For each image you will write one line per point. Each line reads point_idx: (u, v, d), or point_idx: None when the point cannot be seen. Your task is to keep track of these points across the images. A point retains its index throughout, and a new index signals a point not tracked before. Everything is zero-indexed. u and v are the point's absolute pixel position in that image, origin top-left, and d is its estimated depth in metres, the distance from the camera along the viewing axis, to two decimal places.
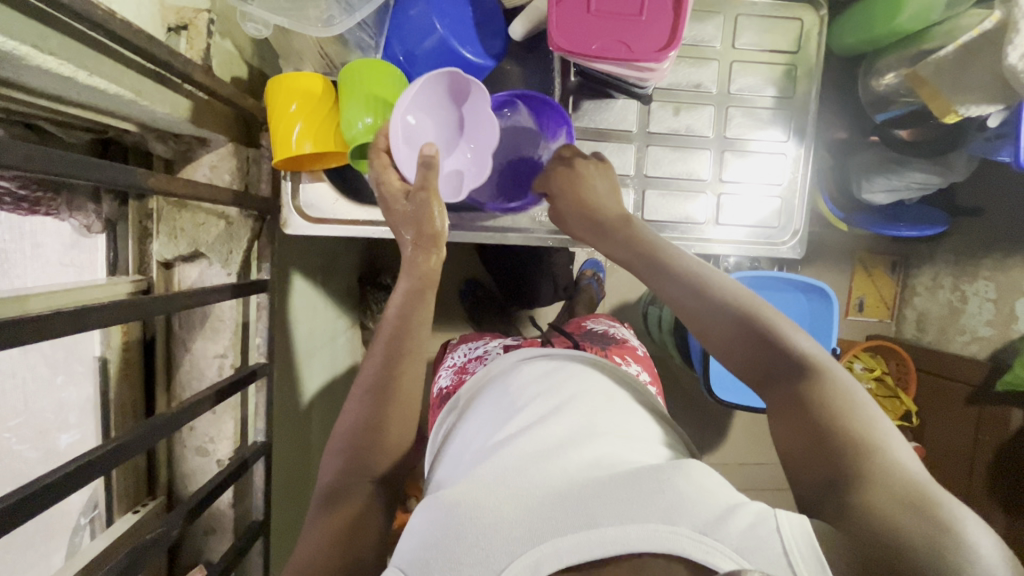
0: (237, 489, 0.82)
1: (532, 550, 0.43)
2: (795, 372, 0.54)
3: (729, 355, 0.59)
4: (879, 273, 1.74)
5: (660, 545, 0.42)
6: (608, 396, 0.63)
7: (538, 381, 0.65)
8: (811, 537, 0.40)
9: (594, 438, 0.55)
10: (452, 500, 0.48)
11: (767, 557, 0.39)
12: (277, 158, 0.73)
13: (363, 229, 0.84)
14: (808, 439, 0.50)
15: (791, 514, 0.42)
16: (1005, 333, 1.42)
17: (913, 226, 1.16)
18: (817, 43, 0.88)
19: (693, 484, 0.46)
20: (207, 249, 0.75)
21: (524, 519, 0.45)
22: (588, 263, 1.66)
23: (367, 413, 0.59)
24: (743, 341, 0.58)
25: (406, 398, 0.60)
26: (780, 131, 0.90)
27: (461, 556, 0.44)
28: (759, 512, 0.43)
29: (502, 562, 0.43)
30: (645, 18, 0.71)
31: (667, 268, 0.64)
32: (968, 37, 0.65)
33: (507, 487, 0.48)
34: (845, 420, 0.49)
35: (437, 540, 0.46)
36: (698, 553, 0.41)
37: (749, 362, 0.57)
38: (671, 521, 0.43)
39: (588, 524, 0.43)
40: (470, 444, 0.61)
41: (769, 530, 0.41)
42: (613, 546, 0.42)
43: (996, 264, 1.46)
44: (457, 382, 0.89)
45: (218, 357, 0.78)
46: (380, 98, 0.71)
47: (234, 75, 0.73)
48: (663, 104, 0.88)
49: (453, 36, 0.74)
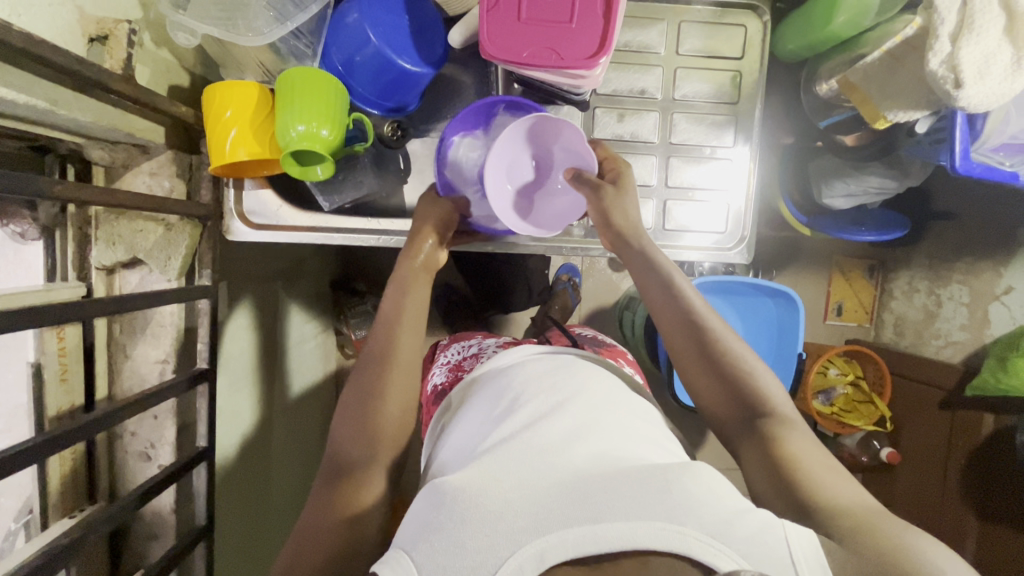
0: (179, 494, 0.83)
1: (537, 541, 0.46)
2: (766, 408, 0.64)
3: (708, 384, 0.68)
4: (857, 277, 1.72)
5: (667, 543, 0.44)
6: (611, 398, 0.66)
7: (543, 376, 0.68)
8: (817, 552, 0.47)
9: (592, 430, 0.59)
10: (454, 489, 0.51)
11: (771, 561, 0.45)
12: (213, 165, 0.74)
13: (305, 235, 0.85)
14: (771, 467, 0.60)
15: (800, 529, 0.48)
16: (979, 337, 1.42)
17: (875, 231, 1.14)
18: (760, 50, 0.89)
19: (700, 484, 0.50)
20: (146, 255, 0.76)
21: (529, 510, 0.48)
22: (564, 267, 1.65)
23: (360, 400, 0.63)
24: (720, 374, 0.67)
25: (402, 393, 0.65)
26: (726, 136, 0.91)
27: (465, 540, 0.46)
28: (769, 520, 0.48)
29: (508, 551, 0.45)
30: (575, 25, 0.71)
31: (663, 287, 0.72)
32: (892, 43, 0.66)
33: (516, 481, 0.51)
34: (806, 455, 0.59)
35: (438, 523, 0.48)
36: (705, 554, 0.44)
37: (721, 391, 0.67)
38: (677, 521, 0.46)
39: (594, 519, 0.46)
40: (464, 436, 0.65)
41: (778, 540, 0.46)
42: (619, 542, 0.45)
43: (969, 268, 1.45)
44: (452, 379, 0.89)
45: (159, 362, 0.79)
46: (315, 106, 0.71)
47: (173, 84, 0.75)
48: (608, 111, 0.89)
49: (388, 45, 0.75)
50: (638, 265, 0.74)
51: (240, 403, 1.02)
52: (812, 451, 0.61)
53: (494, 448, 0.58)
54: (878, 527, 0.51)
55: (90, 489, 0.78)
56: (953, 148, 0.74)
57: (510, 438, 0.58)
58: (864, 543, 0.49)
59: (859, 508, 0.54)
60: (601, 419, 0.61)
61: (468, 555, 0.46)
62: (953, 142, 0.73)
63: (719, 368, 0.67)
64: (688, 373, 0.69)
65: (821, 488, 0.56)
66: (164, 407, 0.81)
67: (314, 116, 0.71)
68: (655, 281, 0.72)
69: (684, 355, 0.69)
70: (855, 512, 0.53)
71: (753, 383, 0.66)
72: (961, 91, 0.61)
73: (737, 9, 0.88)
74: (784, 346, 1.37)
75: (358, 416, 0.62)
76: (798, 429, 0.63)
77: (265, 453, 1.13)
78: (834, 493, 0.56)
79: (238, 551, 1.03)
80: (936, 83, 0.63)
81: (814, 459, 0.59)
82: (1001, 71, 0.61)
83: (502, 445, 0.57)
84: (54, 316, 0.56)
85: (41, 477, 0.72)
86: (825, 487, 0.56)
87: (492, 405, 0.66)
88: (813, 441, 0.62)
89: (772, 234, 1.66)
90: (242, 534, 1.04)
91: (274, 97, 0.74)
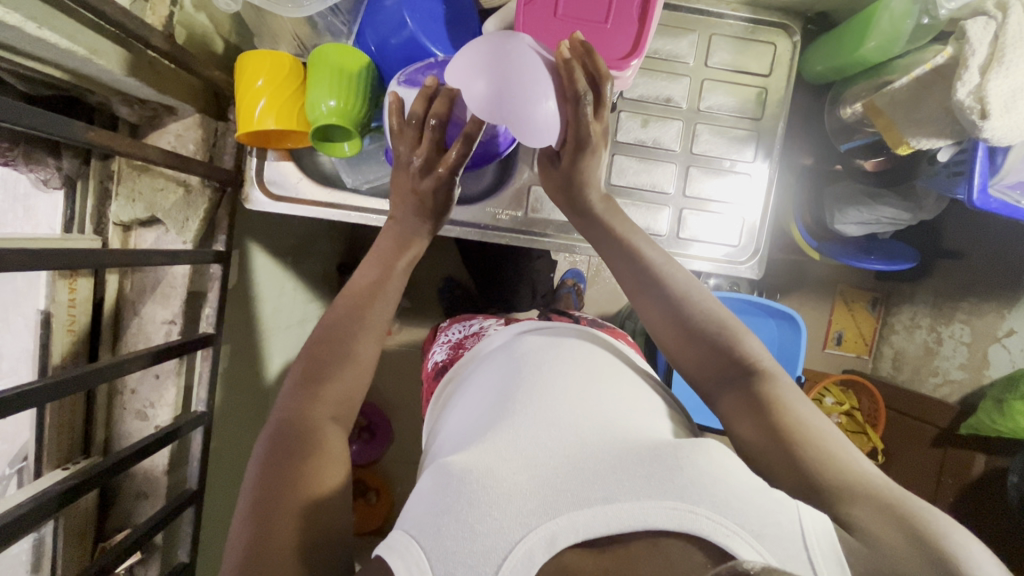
0: (173, 456, 0.82)
1: (547, 524, 0.45)
2: (748, 379, 0.61)
3: (686, 358, 0.65)
4: (860, 309, 1.71)
5: (679, 524, 0.44)
6: (610, 371, 0.67)
7: (542, 352, 0.69)
8: (832, 540, 0.43)
9: (592, 409, 0.59)
10: (462, 468, 0.51)
11: (786, 545, 0.42)
12: (240, 132, 0.75)
13: (322, 210, 0.86)
14: (764, 435, 0.57)
15: (816, 514, 0.45)
16: (976, 378, 1.44)
17: (883, 260, 1.16)
18: (789, 68, 0.90)
19: (712, 461, 0.48)
20: (164, 215, 0.76)
21: (539, 492, 0.47)
22: (570, 272, 1.70)
23: (315, 368, 0.61)
24: (697, 345, 0.65)
25: (360, 360, 0.63)
26: (749, 151, 0.91)
27: (474, 522, 0.46)
28: (784, 500, 0.46)
29: (517, 534, 0.45)
30: (610, 26, 0.72)
31: (639, 258, 0.70)
32: (921, 70, 0.67)
33: (521, 458, 0.51)
34: (805, 433, 0.55)
35: (447, 505, 0.47)
36: (718, 536, 0.43)
37: (700, 355, 0.64)
38: (688, 501, 0.45)
39: (606, 499, 0.46)
40: (464, 411, 0.66)
41: (791, 520, 0.44)
42: (634, 522, 0.45)
43: (973, 308, 1.44)
44: (452, 356, 0.90)
45: (166, 322, 0.79)
46: (349, 84, 0.73)
47: (206, 48, 0.76)
48: (632, 115, 0.89)
49: (423, 33, 0.76)
50: (615, 250, 0.72)
51: (238, 375, 1.02)
52: (806, 413, 0.57)
53: (500, 423, 0.58)
54: (903, 508, 0.47)
55: (85, 442, 0.77)
56: (971, 180, 0.75)
57: (511, 415, 0.58)
58: (877, 530, 0.46)
59: (869, 483, 0.50)
60: (602, 391, 0.62)
61: (479, 539, 0.45)
62: (971, 175, 0.75)
63: (698, 336, 0.65)
64: (669, 348, 0.67)
65: (829, 461, 0.52)
66: (166, 367, 0.81)
67: (348, 94, 0.73)
68: (627, 264, 0.71)
69: (659, 329, 0.68)
70: (862, 482, 0.50)
71: (731, 353, 0.63)
72: (988, 122, 0.62)
73: (768, 28, 0.90)
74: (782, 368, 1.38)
75: (312, 378, 0.60)
76: (788, 392, 0.59)
77: (256, 427, 1.13)
78: (829, 451, 0.53)
79: (219, 522, 1.03)
80: (962, 114, 0.63)
81: (817, 430, 0.55)
82: None
83: (506, 419, 0.58)
84: (84, 262, 0.58)
85: (39, 425, 0.71)
86: (844, 465, 0.52)
87: (496, 382, 0.67)
88: (803, 398, 0.60)
89: (780, 257, 1.67)
90: (227, 505, 1.03)
91: (306, 69, 0.75)
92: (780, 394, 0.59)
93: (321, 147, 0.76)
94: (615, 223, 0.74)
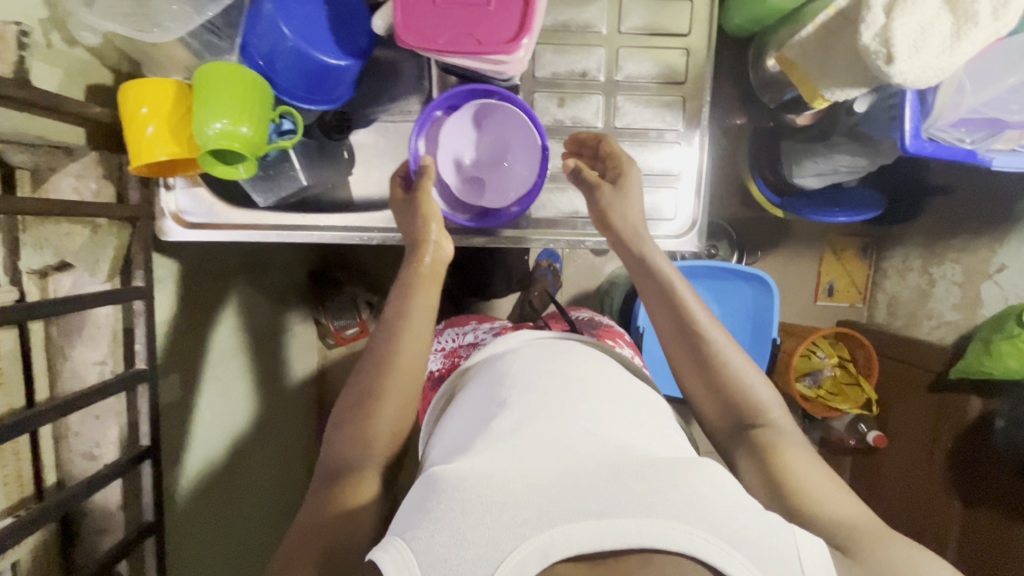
0: (126, 491, 0.84)
1: (542, 534, 0.43)
2: (756, 424, 0.67)
3: (705, 398, 0.70)
4: (849, 255, 1.64)
5: (673, 542, 0.42)
6: (612, 388, 0.66)
7: (539, 363, 0.68)
8: (827, 563, 0.46)
9: (589, 421, 0.57)
10: (457, 477, 0.50)
11: (780, 564, 0.44)
12: (133, 166, 0.73)
13: (241, 233, 0.86)
14: (766, 479, 0.62)
15: (810, 539, 0.47)
16: (970, 317, 1.36)
17: (850, 211, 1.12)
18: (709, 23, 0.84)
19: (710, 481, 0.48)
20: (73, 258, 0.75)
21: (533, 501, 0.45)
22: (544, 253, 1.58)
23: (368, 384, 0.67)
24: (712, 385, 0.69)
25: (404, 371, 0.67)
26: (675, 118, 0.86)
27: (466, 529, 0.44)
28: (781, 525, 0.48)
29: (511, 544, 0.43)
30: (493, 7, 0.67)
31: (658, 285, 0.72)
32: (825, 16, 0.63)
33: (516, 467, 0.50)
34: (809, 480, 0.61)
35: (440, 513, 0.46)
36: (713, 556, 0.42)
37: (718, 400, 0.69)
38: (686, 520, 0.43)
39: (599, 514, 0.43)
40: (458, 425, 0.65)
41: (788, 543, 0.46)
42: (627, 538, 0.42)
43: (964, 245, 1.39)
44: (450, 366, 0.89)
45: (97, 364, 0.80)
46: (237, 105, 0.70)
47: (89, 85, 0.74)
48: (547, 95, 0.85)
49: (304, 41, 0.73)
50: (638, 272, 0.75)
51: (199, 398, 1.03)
52: (805, 458, 0.64)
53: (497, 437, 0.56)
54: (888, 545, 0.54)
55: None
56: (903, 126, 0.70)
57: (508, 429, 0.57)
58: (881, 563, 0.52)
59: (851, 520, 0.57)
60: (599, 405, 0.61)
61: (469, 546, 0.43)
62: (901, 121, 0.70)
63: (716, 374, 0.69)
64: (684, 382, 0.71)
65: (826, 501, 0.59)
66: (106, 407, 0.82)
67: (236, 114, 0.70)
68: (654, 291, 0.73)
69: (679, 362, 0.71)
70: (851, 521, 0.57)
71: (744, 396, 0.68)
72: (893, 67, 0.57)
73: None
74: (759, 332, 1.34)
75: (362, 393, 0.66)
76: (791, 442, 0.65)
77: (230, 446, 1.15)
78: (823, 501, 0.59)
79: (207, 543, 1.04)
80: (869, 59, 0.59)
81: (814, 474, 0.62)
82: (938, 45, 0.56)
83: (499, 429, 0.57)
84: None
85: None
86: (827, 502, 0.59)
87: (490, 396, 0.65)
88: (807, 451, 0.65)
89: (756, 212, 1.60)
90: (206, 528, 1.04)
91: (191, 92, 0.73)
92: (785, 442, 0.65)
93: (218, 172, 0.74)
94: (633, 246, 0.75)
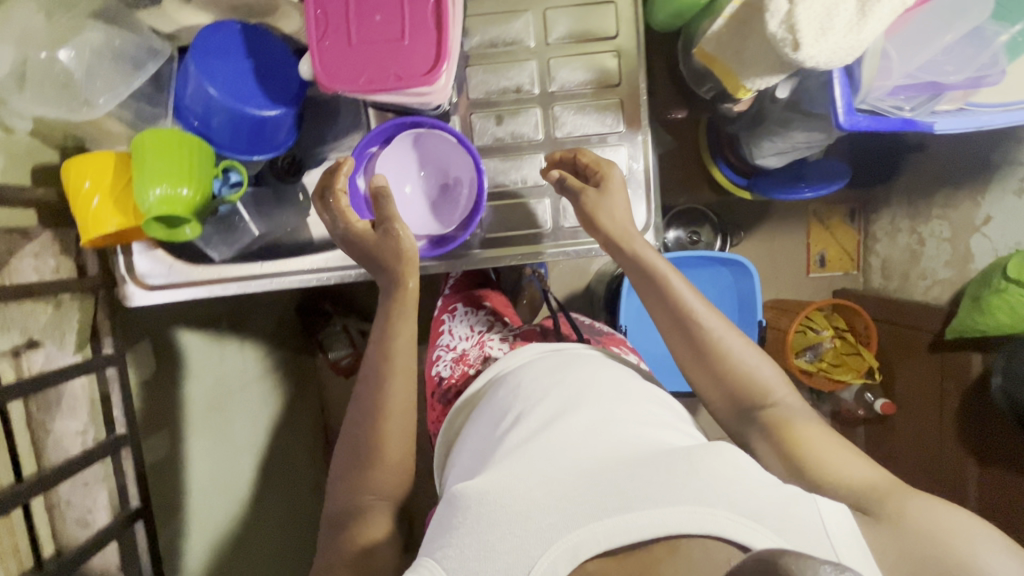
0: (123, 553, 0.87)
1: (569, 537, 0.47)
2: (765, 406, 0.65)
3: (710, 387, 0.68)
4: (837, 224, 1.61)
5: (700, 526, 0.46)
6: (623, 382, 0.65)
7: (545, 363, 0.68)
8: (851, 526, 0.49)
9: (602, 416, 0.59)
10: (478, 491, 0.52)
11: (803, 532, 0.47)
12: (85, 241, 0.75)
13: (200, 289, 0.87)
14: (784, 463, 0.61)
15: (840, 513, 0.49)
16: (963, 272, 1.32)
17: (815, 186, 1.09)
18: (635, 23, 0.84)
19: (724, 464, 0.51)
20: (41, 335, 0.77)
21: (557, 506, 0.49)
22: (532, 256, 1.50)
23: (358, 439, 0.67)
24: (713, 372, 0.68)
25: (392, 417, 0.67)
26: (613, 121, 0.86)
27: (495, 542, 0.48)
28: (801, 496, 0.50)
29: (539, 550, 0.47)
30: (408, 42, 0.68)
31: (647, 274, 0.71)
32: (732, 8, 0.64)
33: (537, 474, 0.52)
34: (825, 455, 0.59)
35: (468, 528, 0.49)
36: (739, 534, 0.46)
37: (721, 389, 0.68)
38: (707, 503, 0.47)
39: (624, 508, 0.47)
40: (473, 435, 0.66)
41: (812, 512, 0.48)
42: (652, 528, 0.46)
43: (948, 200, 1.35)
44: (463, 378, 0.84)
45: (80, 432, 0.82)
46: (174, 170, 0.72)
47: (37, 167, 0.77)
48: (485, 115, 0.86)
49: (232, 97, 0.74)
50: (630, 271, 0.73)
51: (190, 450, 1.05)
52: (817, 429, 0.62)
53: (514, 442, 0.58)
54: (907, 504, 0.53)
55: None
56: (835, 104, 0.72)
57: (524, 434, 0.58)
58: (902, 531, 0.51)
59: (870, 486, 0.56)
60: (615, 400, 0.61)
61: (501, 557, 0.47)
62: (833, 101, 0.71)
63: (716, 361, 0.67)
64: (688, 371, 0.70)
65: (839, 474, 0.58)
66: (93, 473, 0.85)
67: (173, 178, 0.71)
68: (644, 285, 0.71)
69: (679, 355, 0.69)
70: (868, 489, 0.56)
71: (746, 378, 0.67)
72: (800, 52, 0.57)
73: None
74: (744, 316, 1.33)
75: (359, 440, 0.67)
76: (801, 417, 0.64)
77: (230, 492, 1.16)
78: (837, 467, 0.58)
79: None
80: (778, 46, 0.58)
81: (830, 445, 0.60)
82: (844, 26, 0.56)
83: (513, 433, 0.59)
84: None
85: None
86: (844, 474, 0.58)
87: (500, 402, 0.66)
88: (818, 421, 0.64)
89: None
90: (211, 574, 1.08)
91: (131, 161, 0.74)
92: (796, 417, 0.64)
93: (164, 236, 0.75)
94: (619, 240, 0.73)
